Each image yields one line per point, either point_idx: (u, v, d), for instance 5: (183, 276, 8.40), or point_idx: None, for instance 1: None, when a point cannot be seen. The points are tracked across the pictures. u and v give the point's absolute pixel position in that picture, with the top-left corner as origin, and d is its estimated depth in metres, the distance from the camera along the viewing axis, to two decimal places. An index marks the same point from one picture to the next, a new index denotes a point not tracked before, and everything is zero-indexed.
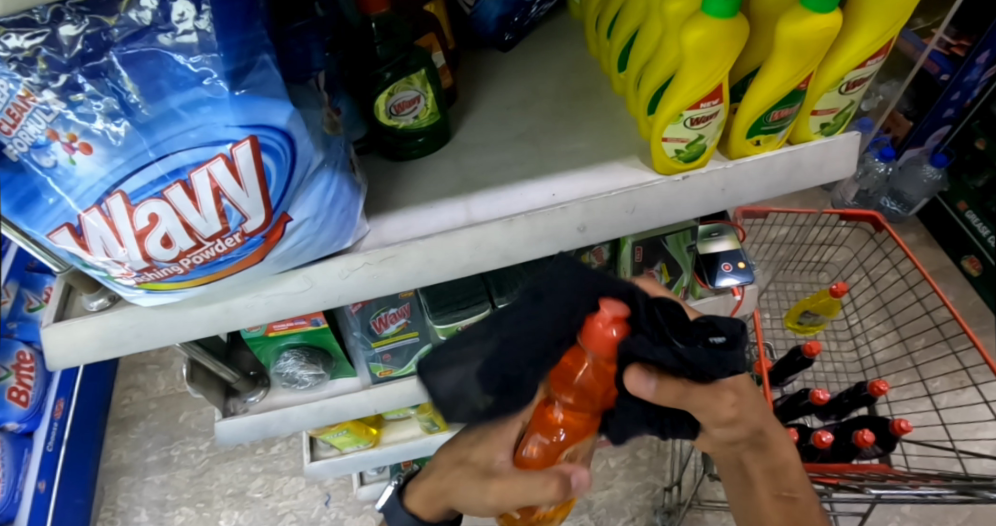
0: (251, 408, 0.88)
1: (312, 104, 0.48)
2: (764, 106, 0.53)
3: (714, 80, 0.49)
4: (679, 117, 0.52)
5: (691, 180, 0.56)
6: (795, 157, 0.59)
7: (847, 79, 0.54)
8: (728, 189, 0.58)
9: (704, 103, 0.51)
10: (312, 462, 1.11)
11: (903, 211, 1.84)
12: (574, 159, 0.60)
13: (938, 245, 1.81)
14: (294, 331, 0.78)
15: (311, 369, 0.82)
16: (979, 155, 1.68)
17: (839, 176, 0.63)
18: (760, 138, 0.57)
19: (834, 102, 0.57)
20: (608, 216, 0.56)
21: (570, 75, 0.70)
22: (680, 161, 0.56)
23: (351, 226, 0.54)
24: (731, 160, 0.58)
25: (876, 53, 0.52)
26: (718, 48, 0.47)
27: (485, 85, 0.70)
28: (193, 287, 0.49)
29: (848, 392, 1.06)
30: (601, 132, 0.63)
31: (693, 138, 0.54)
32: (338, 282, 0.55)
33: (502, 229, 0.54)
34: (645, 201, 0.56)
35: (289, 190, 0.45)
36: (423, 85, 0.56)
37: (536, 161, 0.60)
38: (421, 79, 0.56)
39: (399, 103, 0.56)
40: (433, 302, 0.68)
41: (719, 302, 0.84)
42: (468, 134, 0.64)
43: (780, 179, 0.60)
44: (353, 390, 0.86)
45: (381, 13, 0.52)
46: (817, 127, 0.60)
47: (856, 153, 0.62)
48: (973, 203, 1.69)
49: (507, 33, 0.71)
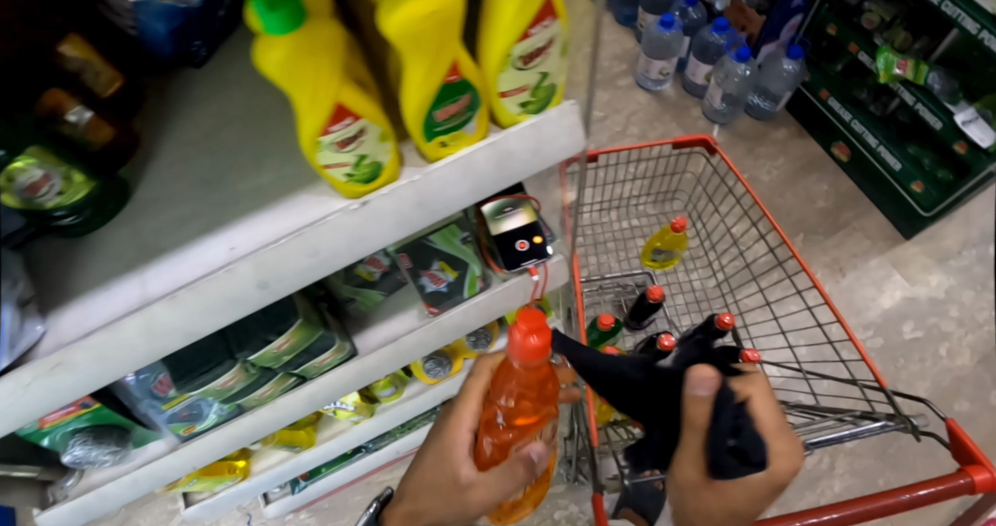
0: (71, 492, 0.84)
1: None
2: (422, 108, 0.45)
3: (327, 100, 0.41)
4: (317, 144, 0.44)
5: (372, 204, 0.51)
6: (499, 148, 0.52)
7: (518, 53, 0.45)
8: (425, 202, 0.52)
9: (334, 126, 0.43)
10: (186, 508, 1.12)
11: (771, 107, 1.80)
12: (258, 199, 0.55)
13: (806, 131, 1.81)
14: (71, 418, 0.73)
15: (106, 447, 0.77)
16: (833, 40, 1.66)
17: (573, 152, 0.56)
18: (444, 139, 0.50)
19: (519, 80, 0.48)
20: (287, 264, 0.52)
21: (267, 83, 0.62)
22: (357, 183, 0.50)
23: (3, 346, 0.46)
24: (427, 164, 0.52)
25: (537, 18, 0.43)
26: (307, 68, 0.39)
27: (175, 113, 0.62)
28: None
29: (702, 328, 1.07)
30: (290, 157, 0.57)
31: (352, 160, 0.47)
32: (14, 400, 0.50)
33: (166, 307, 0.50)
34: (325, 241, 0.51)
35: None
36: (48, 159, 0.46)
37: (212, 212, 0.54)
38: (43, 154, 0.45)
39: (30, 186, 0.45)
40: (176, 371, 0.66)
41: (515, 287, 0.81)
42: (149, 189, 0.57)
43: (489, 176, 0.53)
44: (163, 454, 0.83)
45: None
46: (516, 107, 0.51)
47: (579, 124, 0.55)
48: (835, 89, 1.70)
49: (194, 42, 0.61)
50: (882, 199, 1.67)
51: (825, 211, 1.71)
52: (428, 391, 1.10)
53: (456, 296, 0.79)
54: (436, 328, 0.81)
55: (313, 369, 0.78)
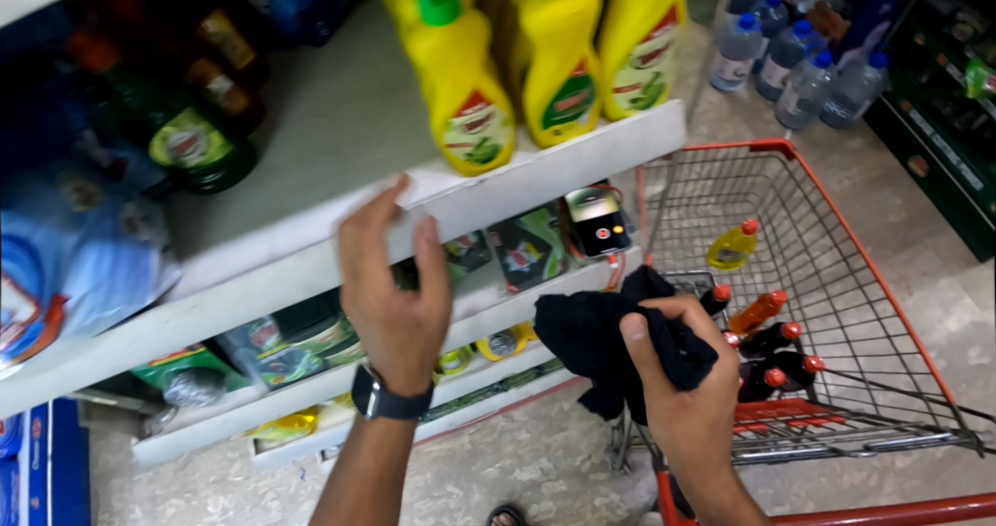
0: (165, 427, 0.91)
1: (49, 187, 0.45)
2: (546, 99, 0.49)
3: (470, 85, 0.46)
4: (450, 126, 0.48)
5: (487, 184, 0.54)
6: (608, 140, 0.56)
7: (638, 54, 0.50)
8: (535, 185, 0.56)
9: (468, 109, 0.47)
10: (257, 454, 1.19)
11: (848, 115, 1.75)
12: (377, 170, 0.58)
13: (885, 146, 1.76)
14: (177, 359, 0.78)
15: (204, 389, 0.83)
16: (921, 51, 1.59)
17: (671, 149, 0.60)
18: (560, 128, 0.53)
19: (634, 77, 0.52)
20: (405, 229, 0.56)
21: (381, 67, 0.65)
22: (477, 163, 0.53)
23: (148, 281, 0.53)
24: (538, 151, 0.55)
25: (661, 23, 0.48)
26: (451, 58, 0.44)
27: (293, 89, 0.65)
28: (12, 366, 0.51)
29: (767, 334, 1.09)
30: (406, 135, 0.60)
31: (477, 141, 0.50)
32: (156, 333, 0.56)
33: (298, 262, 0.55)
34: (445, 216, 0.54)
35: (51, 276, 0.44)
36: (197, 124, 0.52)
37: (338, 178, 0.58)
38: (192, 117, 0.51)
39: (178, 145, 0.52)
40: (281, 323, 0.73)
41: (600, 268, 0.83)
42: (275, 156, 0.61)
43: (594, 165, 0.57)
44: (253, 400, 0.89)
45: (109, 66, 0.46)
46: (626, 103, 0.55)
47: (681, 121, 0.58)
48: (917, 101, 1.63)
49: (320, 28, 0.66)
50: (957, 220, 1.62)
51: (895, 226, 1.66)
52: (490, 367, 1.15)
53: (537, 277, 0.83)
54: (518, 305, 0.85)
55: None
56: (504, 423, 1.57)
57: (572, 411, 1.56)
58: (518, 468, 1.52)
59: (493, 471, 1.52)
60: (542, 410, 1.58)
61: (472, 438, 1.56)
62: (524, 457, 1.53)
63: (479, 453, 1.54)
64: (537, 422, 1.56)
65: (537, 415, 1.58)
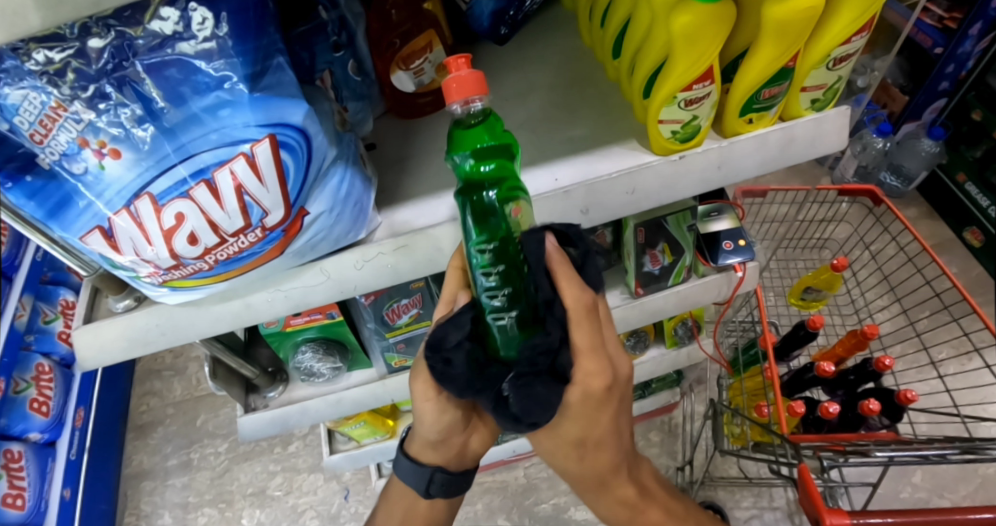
0: (272, 403, 0.90)
1: (322, 104, 0.51)
2: (755, 85, 0.55)
3: (705, 63, 0.52)
4: (673, 99, 0.55)
5: (686, 159, 0.60)
6: (787, 133, 0.62)
7: (833, 56, 0.56)
8: (724, 166, 0.61)
9: (696, 85, 0.54)
10: (331, 455, 1.18)
11: (903, 185, 1.84)
12: (572, 144, 0.64)
13: (939, 217, 1.83)
14: (310, 326, 0.80)
15: (329, 361, 0.84)
16: (977, 126, 1.69)
17: (833, 150, 0.65)
18: (751, 117, 0.59)
19: (822, 78, 0.58)
20: (610, 197, 0.60)
21: (566, 65, 0.74)
22: (676, 142, 0.59)
23: (364, 218, 0.57)
24: (726, 139, 0.61)
25: (860, 29, 0.54)
26: (707, 32, 0.50)
27: (485, 78, 0.74)
28: (217, 283, 0.53)
29: (855, 368, 1.12)
30: (597, 119, 0.67)
31: (687, 119, 0.57)
32: (354, 273, 0.59)
33: None
34: (644, 182, 0.60)
35: (305, 185, 0.49)
36: (439, 73, 0.67)
37: (534, 149, 0.64)
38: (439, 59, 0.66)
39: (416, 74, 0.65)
40: None
41: (722, 279, 0.86)
42: None
43: (773, 154, 0.62)
44: (370, 380, 0.89)
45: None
46: (807, 103, 0.61)
47: (848, 126, 0.64)
48: (972, 174, 1.71)
49: (503, 28, 0.74)
50: None
51: None
52: None
53: (661, 282, 0.86)
54: (643, 308, 0.86)
55: None
56: None
57: (631, 452, 1.49)
58: (574, 507, 1.43)
59: (548, 508, 1.44)
60: None
61: (527, 471, 1.49)
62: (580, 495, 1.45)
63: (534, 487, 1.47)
64: None
65: None
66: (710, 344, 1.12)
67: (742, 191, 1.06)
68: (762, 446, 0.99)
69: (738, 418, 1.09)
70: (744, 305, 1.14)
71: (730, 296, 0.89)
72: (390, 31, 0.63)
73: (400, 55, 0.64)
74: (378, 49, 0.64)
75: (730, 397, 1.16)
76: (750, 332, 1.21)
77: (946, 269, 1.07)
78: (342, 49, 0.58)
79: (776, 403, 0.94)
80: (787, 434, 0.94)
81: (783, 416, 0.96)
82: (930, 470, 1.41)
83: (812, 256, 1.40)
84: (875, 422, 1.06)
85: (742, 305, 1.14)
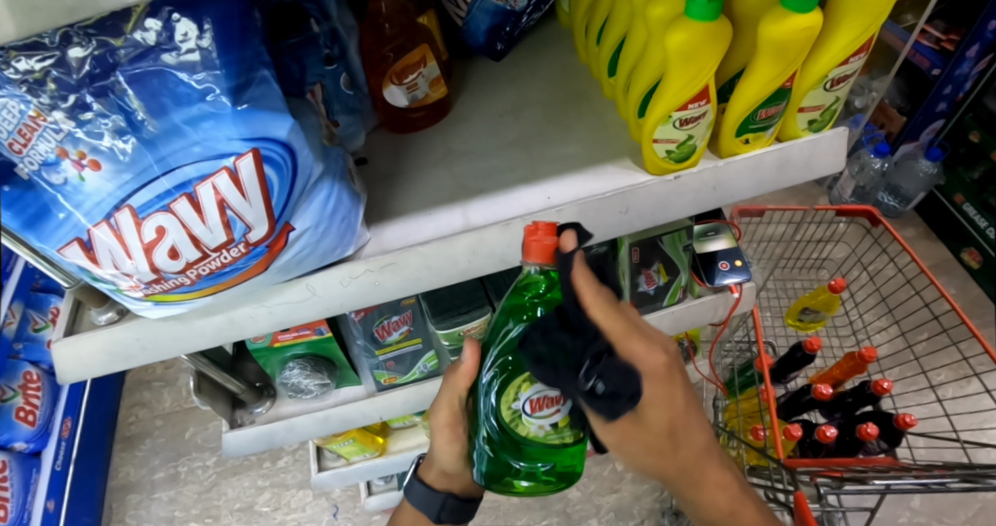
0: (258, 419, 0.88)
1: (309, 117, 0.50)
2: (751, 105, 0.54)
3: (700, 82, 0.51)
4: (668, 118, 0.54)
5: (681, 179, 0.59)
6: (784, 154, 0.61)
7: (831, 76, 0.55)
8: (719, 188, 0.60)
9: (692, 104, 0.53)
10: (319, 472, 1.15)
11: (900, 206, 1.84)
12: (566, 162, 0.63)
13: (937, 238, 1.82)
14: (299, 341, 0.79)
15: (317, 378, 0.82)
16: (974, 147, 1.69)
17: (830, 172, 0.64)
18: (748, 137, 0.58)
19: (820, 99, 0.58)
20: (602, 216, 0.59)
21: (561, 81, 0.73)
22: (671, 161, 0.58)
23: (352, 234, 0.56)
24: (721, 159, 0.60)
25: (858, 50, 0.53)
26: (702, 51, 0.49)
27: (479, 95, 0.73)
28: (199, 298, 0.51)
29: (853, 391, 1.11)
30: (591, 136, 0.66)
31: (682, 138, 0.56)
32: (340, 290, 0.57)
33: (498, 231, 0.58)
34: (638, 201, 0.59)
35: (290, 200, 0.48)
36: (433, 88, 0.67)
37: (526, 166, 0.63)
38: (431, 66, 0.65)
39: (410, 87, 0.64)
40: (433, 307, 0.77)
41: (717, 299, 0.85)
42: (461, 143, 0.68)
43: (770, 176, 0.61)
44: (359, 398, 0.88)
45: (390, 7, 0.61)
46: (804, 124, 0.60)
47: (844, 147, 0.63)
48: (971, 195, 1.70)
49: (498, 43, 0.73)
50: None
51: None
52: None
53: (657, 301, 0.85)
54: None
55: None
56: None
57: (626, 473, 1.46)
58: None
59: None
60: (594, 467, 1.49)
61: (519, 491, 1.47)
62: (573, 516, 1.42)
63: (526, 507, 1.44)
64: (589, 480, 1.46)
65: (589, 472, 1.48)
66: (706, 364, 1.10)
67: (740, 210, 1.05)
68: (757, 469, 0.96)
69: (734, 441, 1.07)
70: (741, 325, 1.12)
71: (726, 317, 0.88)
72: (384, 45, 0.63)
73: (394, 70, 0.63)
74: (371, 64, 0.64)
75: (726, 419, 1.14)
76: (745, 353, 1.19)
77: (946, 292, 1.05)
78: (334, 62, 0.58)
79: (771, 426, 0.92)
80: (783, 458, 0.92)
81: (780, 439, 0.94)
82: (929, 495, 1.39)
83: (810, 276, 1.39)
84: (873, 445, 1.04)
85: (738, 324, 1.12)
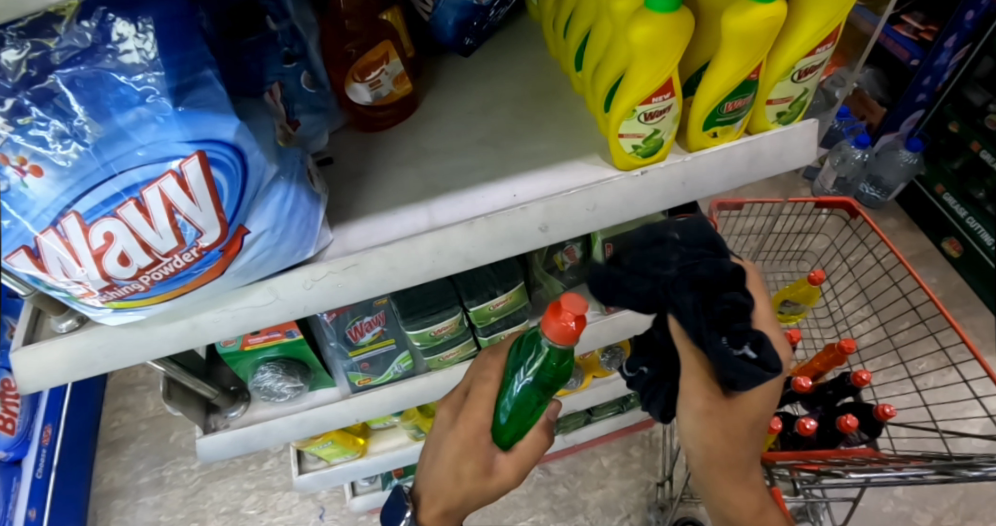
0: (232, 423, 0.86)
1: (264, 117, 0.49)
2: (718, 98, 0.54)
3: (665, 75, 0.51)
4: (633, 113, 0.53)
5: (649, 175, 0.58)
6: (753, 148, 0.60)
7: (798, 67, 0.55)
8: (688, 182, 0.60)
9: (656, 98, 0.52)
10: (301, 474, 1.14)
11: (881, 197, 1.85)
12: (535, 160, 0.62)
13: (919, 228, 1.83)
14: (270, 344, 0.77)
15: (290, 381, 0.81)
16: (954, 137, 1.70)
17: (801, 164, 0.64)
18: (716, 130, 0.58)
19: (788, 90, 0.57)
20: (569, 214, 0.58)
21: (531, 78, 0.72)
22: (638, 157, 0.58)
23: (312, 235, 0.55)
24: (690, 153, 0.59)
25: (824, 40, 0.53)
26: (665, 44, 0.48)
27: (448, 92, 0.72)
28: (159, 304, 0.50)
29: (833, 383, 1.11)
30: (561, 133, 0.65)
31: (648, 133, 0.55)
32: (304, 293, 0.56)
33: (463, 230, 0.57)
34: (605, 198, 0.58)
35: (243, 203, 0.46)
36: (398, 86, 0.65)
37: (495, 165, 0.62)
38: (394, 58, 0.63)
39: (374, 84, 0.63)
40: (405, 308, 0.75)
41: None
42: (431, 141, 0.66)
43: (740, 169, 0.61)
44: (334, 401, 0.87)
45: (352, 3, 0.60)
46: (773, 116, 0.60)
47: (814, 140, 0.62)
48: (951, 185, 1.71)
49: (467, 38, 0.72)
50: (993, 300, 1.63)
51: None
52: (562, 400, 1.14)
53: None
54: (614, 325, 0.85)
55: (438, 362, 0.85)
56: (541, 474, 1.46)
57: (612, 468, 1.46)
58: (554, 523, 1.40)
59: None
60: (580, 464, 1.49)
61: None
62: (560, 512, 1.41)
63: (513, 505, 1.42)
64: (576, 476, 1.46)
65: (576, 469, 1.48)
66: None
67: (718, 203, 1.04)
68: None
69: None
70: None
71: None
72: (347, 42, 0.62)
73: (356, 67, 0.62)
74: (334, 61, 0.63)
75: None
76: None
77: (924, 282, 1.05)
78: (294, 60, 0.57)
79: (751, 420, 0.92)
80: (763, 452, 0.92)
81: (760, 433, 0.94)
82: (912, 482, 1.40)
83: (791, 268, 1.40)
84: (855, 436, 1.04)
85: None
